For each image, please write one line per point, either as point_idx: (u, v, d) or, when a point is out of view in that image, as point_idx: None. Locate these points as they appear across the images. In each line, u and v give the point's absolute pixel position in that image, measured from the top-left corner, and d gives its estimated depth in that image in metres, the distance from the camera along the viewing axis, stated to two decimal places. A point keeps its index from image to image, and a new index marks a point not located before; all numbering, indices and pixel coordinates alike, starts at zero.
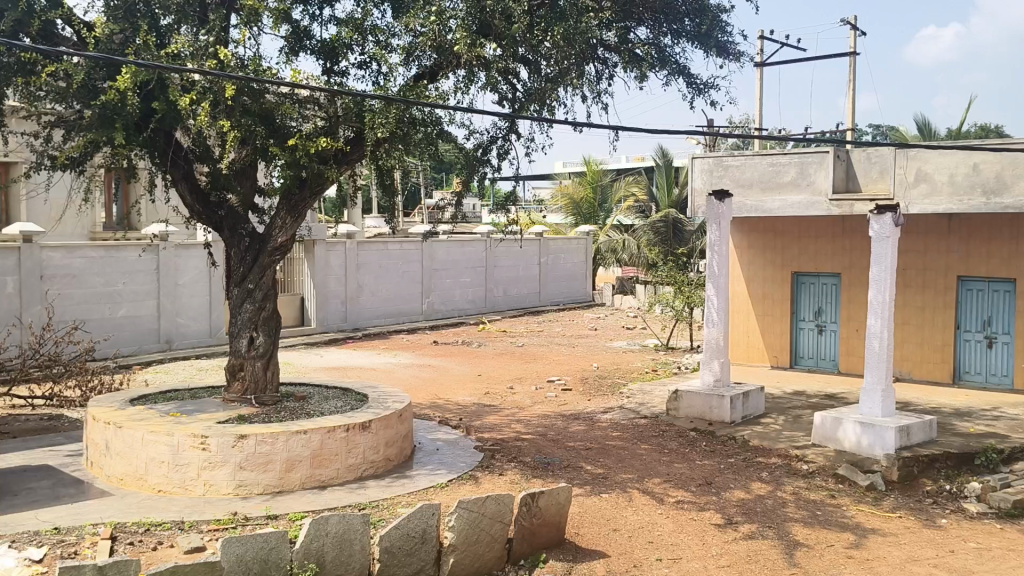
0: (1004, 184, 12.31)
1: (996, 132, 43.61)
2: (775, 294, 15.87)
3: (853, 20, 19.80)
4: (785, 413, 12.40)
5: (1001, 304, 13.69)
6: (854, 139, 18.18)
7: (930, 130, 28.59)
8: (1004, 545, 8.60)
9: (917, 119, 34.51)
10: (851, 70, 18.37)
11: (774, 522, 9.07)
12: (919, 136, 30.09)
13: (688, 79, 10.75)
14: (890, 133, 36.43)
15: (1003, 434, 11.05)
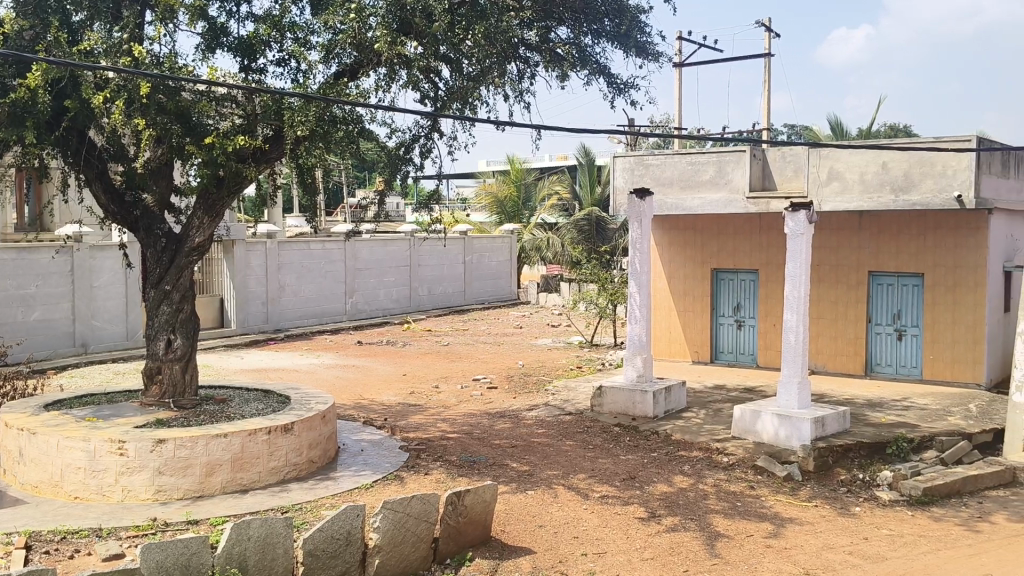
0: (912, 182, 12.73)
1: (904, 133, 45.02)
2: (695, 290, 16.17)
3: (767, 22, 20.33)
4: (707, 407, 12.64)
5: (910, 297, 14.17)
6: (769, 138, 18.66)
7: (843, 131, 29.40)
8: (915, 531, 8.91)
9: (829, 119, 35.42)
10: (767, 70, 18.81)
11: (695, 514, 9.25)
12: (832, 136, 30.88)
13: (609, 79, 10.89)
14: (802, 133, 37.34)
15: (913, 423, 11.44)
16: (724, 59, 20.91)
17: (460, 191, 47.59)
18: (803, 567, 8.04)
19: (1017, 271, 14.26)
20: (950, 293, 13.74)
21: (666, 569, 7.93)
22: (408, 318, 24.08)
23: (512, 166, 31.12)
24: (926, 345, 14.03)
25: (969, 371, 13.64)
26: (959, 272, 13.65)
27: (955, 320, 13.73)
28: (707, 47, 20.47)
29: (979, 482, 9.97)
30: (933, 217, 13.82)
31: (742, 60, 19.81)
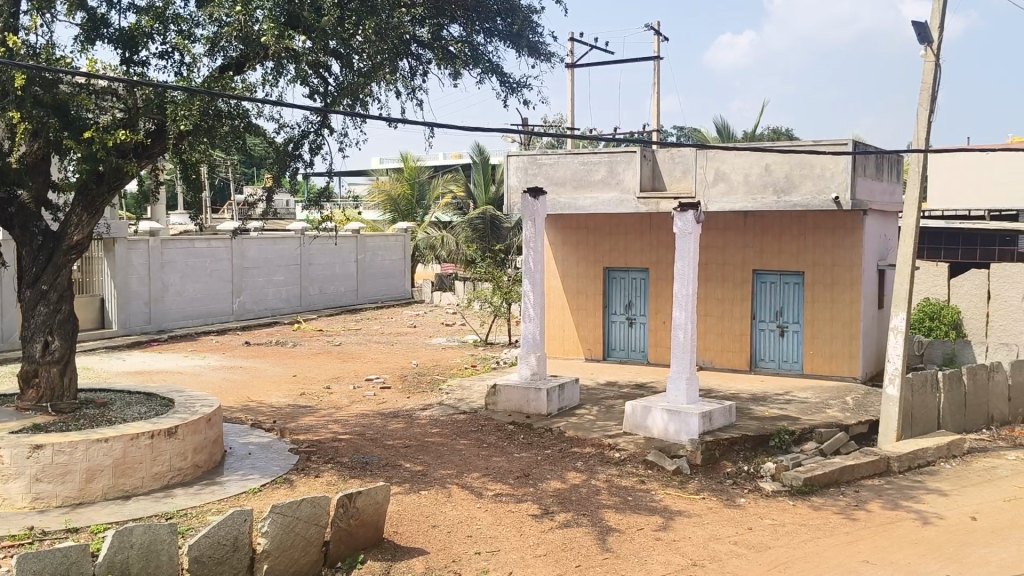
0: (793, 183, 13.21)
1: (786, 135, 46.80)
2: (588, 288, 16.38)
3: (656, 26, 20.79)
4: (599, 404, 12.83)
5: (791, 295, 14.70)
6: (659, 139, 19.12)
7: (728, 135, 30.39)
8: (796, 520, 9.24)
9: (714, 122, 36.55)
10: (655, 73, 19.25)
11: (588, 510, 9.36)
12: (716, 137, 31.89)
13: (502, 78, 10.92)
14: (689, 136, 38.43)
15: (794, 416, 11.88)
16: (615, 60, 21.30)
17: (354, 189, 47.08)
18: (691, 558, 8.23)
19: (889, 270, 15.01)
20: (828, 291, 14.34)
21: (559, 565, 8.01)
22: (301, 318, 23.66)
23: (406, 163, 31.03)
24: (806, 341, 14.59)
25: (846, 366, 14.26)
26: (837, 271, 14.26)
27: (833, 317, 14.32)
28: (598, 49, 20.91)
29: (855, 472, 10.35)
30: (812, 218, 14.39)
31: (630, 62, 20.26)
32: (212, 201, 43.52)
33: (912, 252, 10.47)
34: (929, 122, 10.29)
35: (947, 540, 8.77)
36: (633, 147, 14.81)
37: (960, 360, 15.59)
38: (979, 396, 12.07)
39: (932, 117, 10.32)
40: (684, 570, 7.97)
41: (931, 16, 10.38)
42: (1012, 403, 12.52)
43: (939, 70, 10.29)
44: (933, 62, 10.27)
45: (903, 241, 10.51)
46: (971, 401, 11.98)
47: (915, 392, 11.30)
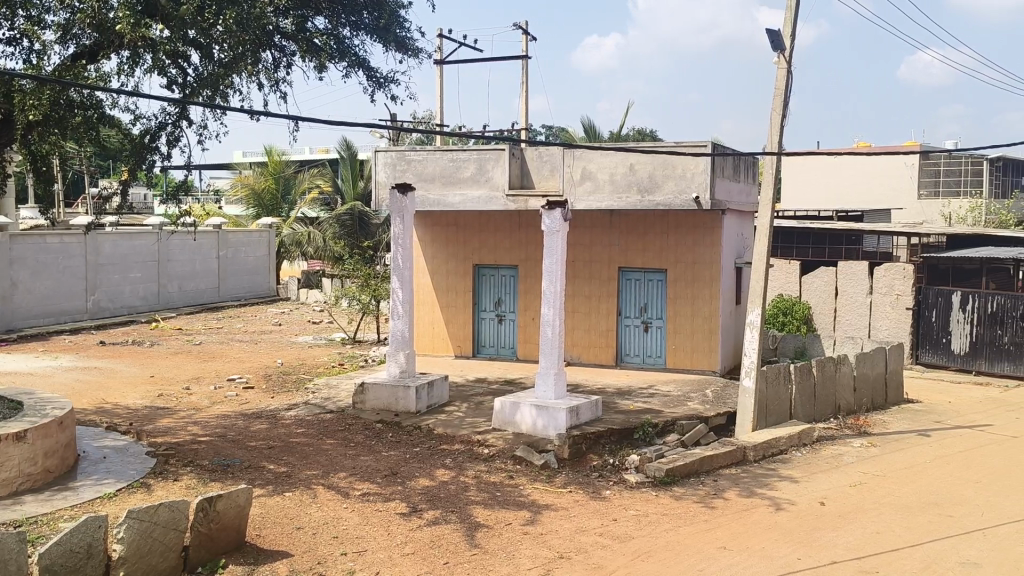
0: (656, 184, 13.60)
1: (650, 136, 48.31)
2: (457, 286, 16.42)
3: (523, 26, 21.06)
4: (468, 400, 12.88)
5: (655, 291, 15.14)
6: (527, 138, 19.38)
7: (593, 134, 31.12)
8: (658, 510, 9.52)
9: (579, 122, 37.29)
10: (523, 73, 19.51)
11: (456, 506, 9.38)
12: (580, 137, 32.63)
13: (367, 71, 11.09)
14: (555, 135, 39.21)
15: (657, 409, 12.25)
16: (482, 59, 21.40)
17: (216, 182, 45.66)
18: (558, 551, 8.36)
19: (745, 268, 15.67)
20: (689, 287, 14.85)
21: (426, 562, 7.98)
22: (161, 316, 22.79)
23: (270, 156, 30.37)
24: (669, 336, 15.04)
25: (706, 360, 14.80)
26: (698, 268, 14.77)
27: (693, 313, 14.84)
28: (465, 46, 21.08)
29: (714, 462, 10.74)
30: (674, 216, 14.85)
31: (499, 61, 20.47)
32: (62, 194, 41.21)
33: (765, 251, 10.94)
34: (782, 126, 10.77)
35: (798, 524, 9.21)
36: (502, 144, 14.93)
37: (810, 354, 16.47)
38: (826, 387, 12.73)
39: (784, 121, 10.80)
40: (551, 563, 8.08)
41: (784, 24, 10.85)
42: (857, 393, 13.27)
43: (791, 76, 10.78)
44: (785, 68, 10.75)
45: (758, 239, 10.94)
46: (819, 392, 12.61)
47: (770, 384, 11.83)
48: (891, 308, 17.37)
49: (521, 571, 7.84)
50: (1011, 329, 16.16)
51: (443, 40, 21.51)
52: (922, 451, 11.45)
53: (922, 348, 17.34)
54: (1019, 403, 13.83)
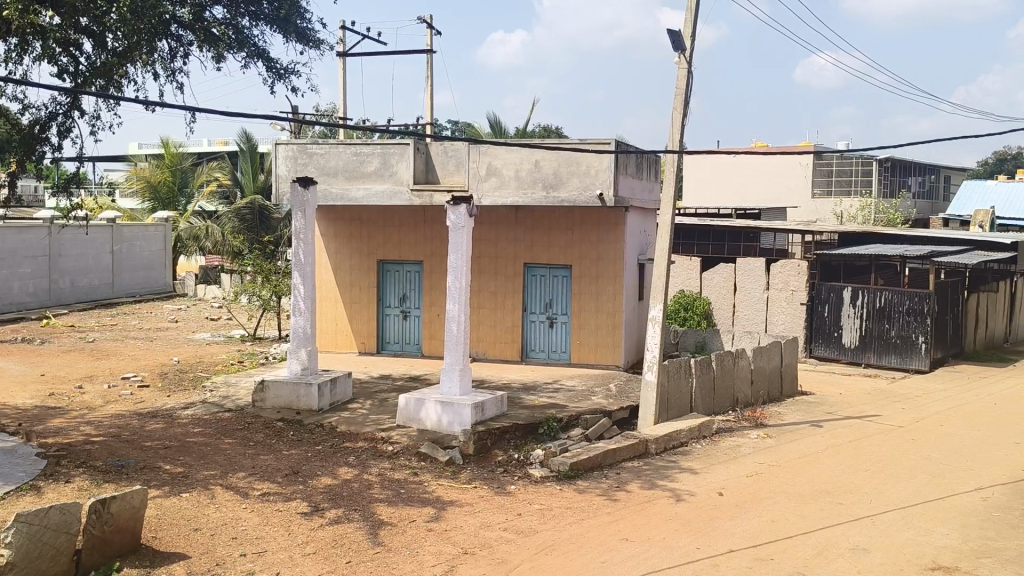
0: (561, 180, 13.72)
1: (556, 133, 48.75)
2: (360, 281, 16.23)
3: (429, 20, 21.19)
4: (371, 397, 12.77)
5: (560, 287, 15.27)
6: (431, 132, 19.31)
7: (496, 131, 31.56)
8: (562, 504, 9.60)
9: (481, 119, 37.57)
10: (428, 67, 19.42)
11: (358, 505, 9.27)
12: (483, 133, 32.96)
13: (267, 62, 11.65)
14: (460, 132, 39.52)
15: (562, 404, 12.36)
16: (386, 52, 21.20)
17: (109, 175, 44.04)
18: (462, 547, 8.35)
19: (648, 264, 15.94)
20: (593, 283, 15.03)
21: (328, 562, 7.86)
22: (52, 313, 21.87)
23: (166, 149, 29.63)
24: (573, 331, 15.20)
25: (610, 355, 15.01)
26: (601, 264, 14.96)
27: (597, 308, 15.03)
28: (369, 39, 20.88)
29: (617, 455, 10.90)
30: (579, 213, 15.00)
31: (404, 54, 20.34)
32: None
33: (667, 248, 11.15)
34: (683, 125, 10.99)
35: (697, 515, 9.43)
36: (407, 139, 14.83)
37: (710, 348, 16.98)
38: (725, 380, 13.05)
39: (685, 120, 11.01)
40: (455, 560, 8.07)
41: (685, 25, 11.06)
42: (754, 386, 13.66)
43: (692, 76, 10.99)
44: (685, 68, 10.96)
45: (660, 236, 11.13)
46: (718, 385, 12.92)
47: (671, 378, 12.06)
48: (787, 302, 17.99)
49: (424, 568, 7.81)
50: (897, 323, 16.84)
51: (345, 32, 21.18)
52: (815, 442, 11.87)
53: (815, 343, 17.97)
54: (905, 394, 14.48)
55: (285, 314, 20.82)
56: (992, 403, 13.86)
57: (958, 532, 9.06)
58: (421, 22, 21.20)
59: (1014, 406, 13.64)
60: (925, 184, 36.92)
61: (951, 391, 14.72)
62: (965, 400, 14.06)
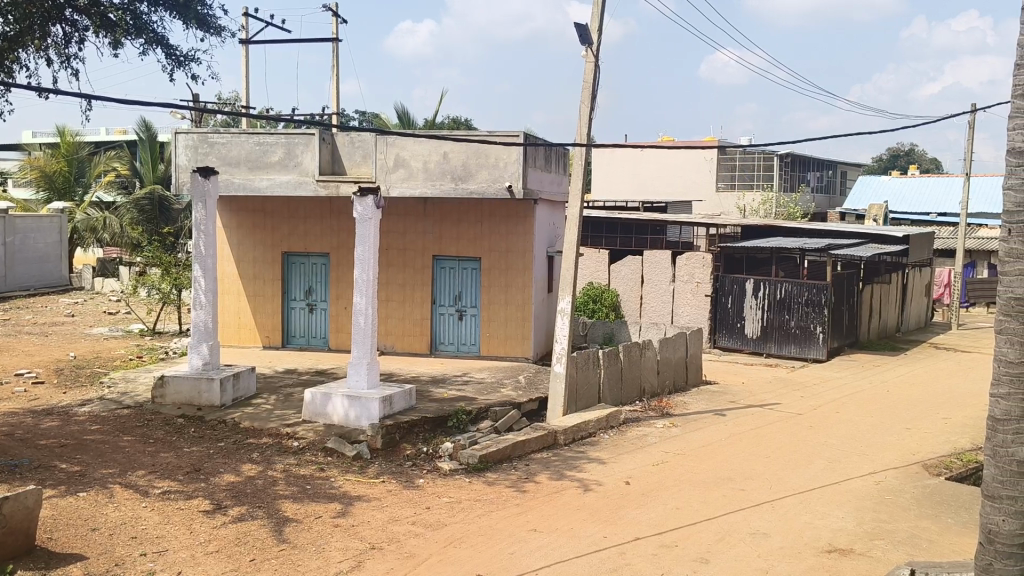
0: (469, 172, 13.69)
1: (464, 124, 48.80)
2: (264, 274, 15.92)
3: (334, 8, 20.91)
4: (276, 392, 12.54)
5: (469, 280, 15.26)
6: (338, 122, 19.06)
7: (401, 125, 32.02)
8: (471, 496, 9.59)
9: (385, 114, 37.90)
10: (334, 56, 19.13)
11: (263, 501, 9.08)
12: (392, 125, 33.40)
13: (169, 51, 11.63)
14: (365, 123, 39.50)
15: (471, 397, 12.36)
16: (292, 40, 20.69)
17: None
18: (369, 543, 8.26)
19: (557, 256, 16.06)
20: (502, 275, 15.06)
21: (232, 560, 7.67)
22: None
23: (62, 138, 28.73)
24: (483, 324, 15.19)
25: (519, 347, 15.07)
26: (511, 256, 15.00)
27: (506, 301, 15.07)
28: (272, 26, 20.47)
29: (526, 446, 10.93)
30: (488, 205, 15.01)
31: (309, 42, 20.03)
32: None
33: (575, 240, 11.23)
34: (590, 119, 11.08)
35: (605, 504, 9.54)
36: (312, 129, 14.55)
37: (617, 340, 17.06)
38: (632, 371, 13.22)
39: (592, 113, 11.11)
40: (362, 555, 7.97)
41: (591, 19, 11.14)
42: (660, 376, 13.89)
43: (599, 70, 11.09)
44: (593, 62, 11.05)
45: (568, 228, 11.20)
46: (625, 376, 13.10)
47: (579, 369, 12.16)
48: (692, 294, 18.35)
49: (331, 564, 7.69)
50: (796, 314, 17.37)
51: (248, 19, 20.61)
52: (718, 430, 12.15)
53: (719, 333, 18.40)
54: (804, 382, 14.96)
55: (188, 308, 20.29)
56: (884, 390, 14.43)
57: (852, 515, 9.40)
58: (326, 9, 20.77)
59: (905, 393, 14.24)
60: (823, 180, 38.30)
61: (847, 379, 15.27)
62: (859, 387, 14.60)
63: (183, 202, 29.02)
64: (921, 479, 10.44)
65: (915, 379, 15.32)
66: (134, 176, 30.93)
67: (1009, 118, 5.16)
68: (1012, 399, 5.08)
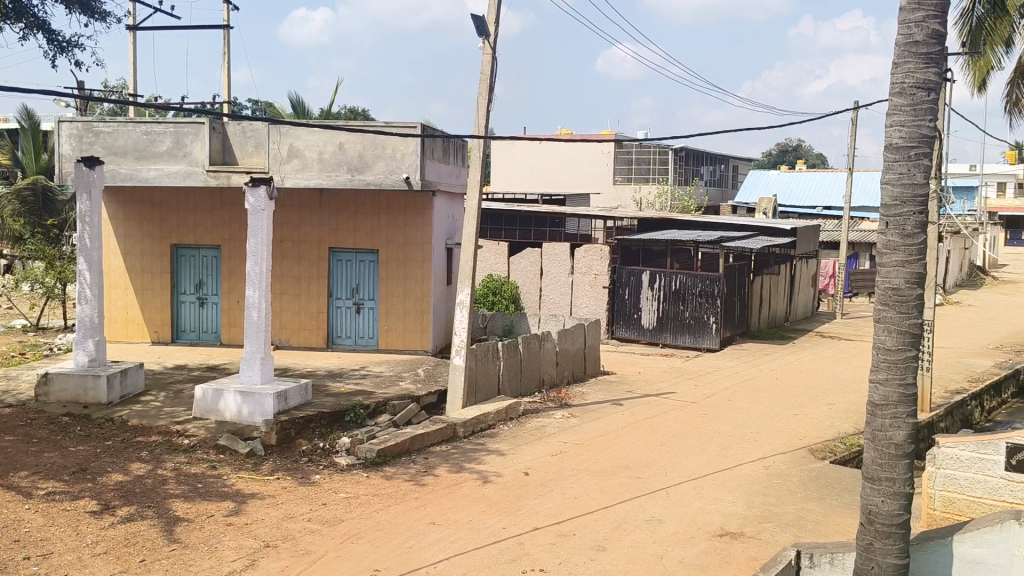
0: (366, 163, 13.56)
1: (360, 116, 48.63)
2: (153, 267, 15.43)
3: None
4: (167, 388, 12.17)
5: (366, 272, 15.09)
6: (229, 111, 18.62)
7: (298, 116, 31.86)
8: (368, 491, 9.49)
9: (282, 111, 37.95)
10: (226, 43, 18.65)
11: (153, 501, 8.79)
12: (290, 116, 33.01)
13: (51, 38, 11.30)
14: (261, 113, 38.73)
15: (369, 390, 12.24)
16: (181, 27, 19.89)
17: None
18: (264, 540, 8.09)
19: (455, 248, 16.01)
20: (400, 268, 14.97)
21: (120, 562, 7.41)
22: None
23: None
24: (381, 317, 15.08)
25: (418, 340, 15.02)
26: (409, 249, 14.92)
27: (404, 293, 14.99)
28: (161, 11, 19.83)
29: (425, 439, 10.89)
30: (385, 197, 14.87)
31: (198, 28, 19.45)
32: None
33: (473, 232, 11.21)
34: (488, 111, 11.08)
35: (503, 495, 9.58)
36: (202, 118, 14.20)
37: (517, 331, 17.40)
38: (531, 362, 13.31)
39: (490, 105, 11.11)
40: (256, 553, 7.80)
41: (488, 11, 11.12)
42: (559, 367, 14.02)
43: (496, 62, 11.10)
44: (490, 54, 11.05)
45: (467, 220, 11.16)
46: (524, 367, 13.16)
47: (479, 361, 12.18)
48: (590, 285, 18.61)
49: (224, 563, 7.51)
50: (690, 304, 17.79)
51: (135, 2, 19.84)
52: (615, 419, 12.34)
53: (616, 324, 18.71)
54: (697, 372, 15.34)
55: (72, 302, 19.46)
56: (773, 378, 14.93)
57: (743, 499, 9.68)
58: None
59: (792, 380, 14.77)
60: (717, 174, 39.37)
61: (739, 367, 15.71)
62: (749, 376, 15.05)
63: (68, 194, 27.76)
64: (807, 463, 10.83)
65: (802, 367, 15.89)
66: (15, 165, 29.46)
67: (886, 116, 5.25)
68: (889, 384, 5.26)
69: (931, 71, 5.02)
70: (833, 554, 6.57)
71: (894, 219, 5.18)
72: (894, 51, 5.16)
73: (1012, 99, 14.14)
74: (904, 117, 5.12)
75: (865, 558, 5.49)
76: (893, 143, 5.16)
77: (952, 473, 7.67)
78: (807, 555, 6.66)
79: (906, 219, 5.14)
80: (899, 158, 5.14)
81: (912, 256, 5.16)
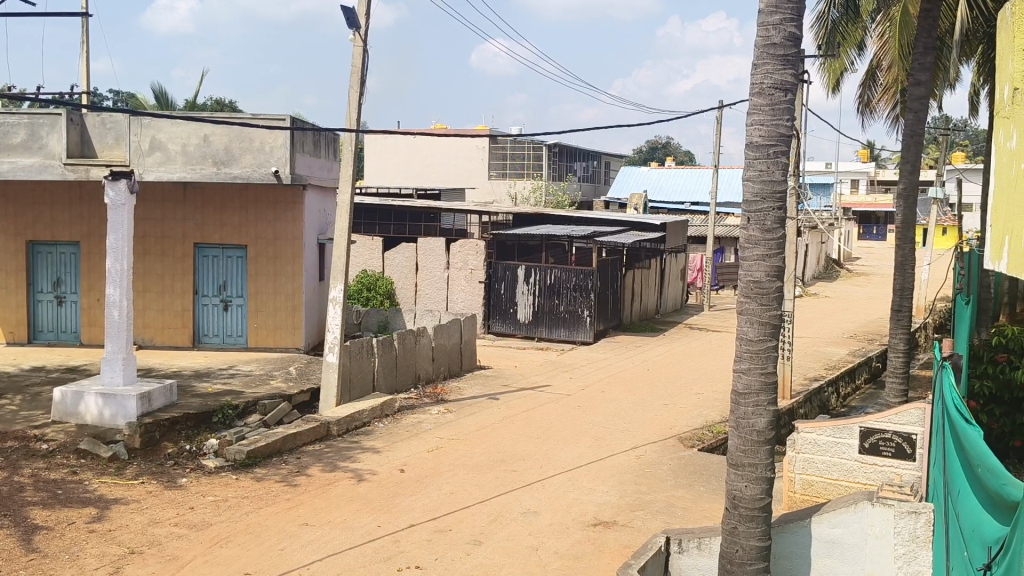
0: (233, 156, 13.33)
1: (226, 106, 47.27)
2: (8, 264, 14.75)
3: None
4: (22, 392, 11.59)
5: (234, 268, 14.75)
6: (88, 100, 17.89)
7: None
8: (238, 493, 9.28)
9: None
10: (85, 30, 17.88)
11: (8, 509, 8.36)
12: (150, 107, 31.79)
13: None
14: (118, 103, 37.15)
15: (239, 390, 11.96)
16: None
17: None
18: (129, 547, 7.81)
19: (328, 244, 15.79)
20: (270, 264, 14.68)
21: None
22: None
23: None
24: (250, 315, 14.75)
25: (290, 337, 14.78)
26: (279, 244, 14.65)
27: (276, 290, 14.71)
28: None
29: (298, 439, 10.72)
30: (252, 191, 14.57)
31: None
32: None
33: (346, 227, 11.09)
34: (360, 105, 10.96)
35: (379, 493, 9.52)
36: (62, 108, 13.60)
37: (392, 327, 17.90)
38: (407, 358, 13.26)
39: (362, 99, 11.00)
40: (121, 560, 7.53)
41: (360, 4, 11.03)
42: (435, 362, 14.00)
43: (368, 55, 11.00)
44: (361, 47, 10.94)
45: (339, 214, 11.02)
46: (399, 363, 13.09)
47: (353, 358, 12.06)
48: (466, 281, 18.63)
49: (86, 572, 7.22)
50: (565, 298, 18.08)
51: None
52: (491, 414, 12.42)
53: (493, 318, 18.85)
54: (571, 364, 15.59)
55: None
56: (644, 369, 15.30)
57: (616, 489, 9.88)
58: None
59: (661, 371, 15.19)
60: (591, 170, 40.16)
61: (611, 360, 16.06)
62: (620, 367, 15.41)
63: None
64: (677, 451, 11.15)
65: (670, 358, 16.37)
66: None
67: (747, 115, 5.42)
68: (752, 373, 5.46)
69: (787, 73, 5.22)
70: (700, 538, 6.71)
71: (756, 215, 5.39)
72: (754, 53, 5.34)
73: (864, 99, 14.87)
74: (762, 117, 5.31)
75: (731, 541, 5.64)
76: (753, 141, 5.35)
77: (810, 457, 8.00)
78: (676, 541, 6.77)
79: (766, 214, 5.35)
80: (758, 156, 5.33)
81: (772, 250, 5.37)
